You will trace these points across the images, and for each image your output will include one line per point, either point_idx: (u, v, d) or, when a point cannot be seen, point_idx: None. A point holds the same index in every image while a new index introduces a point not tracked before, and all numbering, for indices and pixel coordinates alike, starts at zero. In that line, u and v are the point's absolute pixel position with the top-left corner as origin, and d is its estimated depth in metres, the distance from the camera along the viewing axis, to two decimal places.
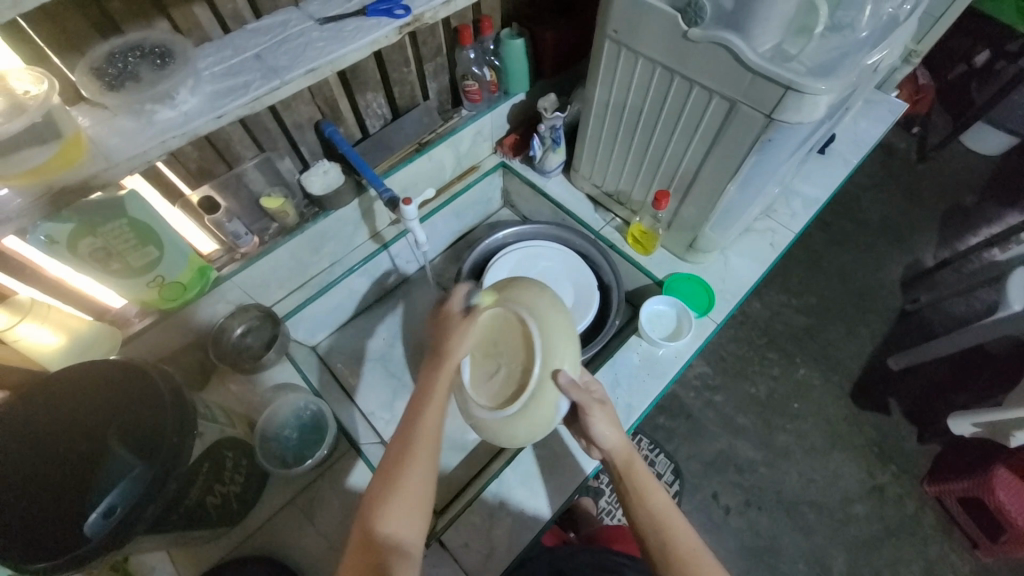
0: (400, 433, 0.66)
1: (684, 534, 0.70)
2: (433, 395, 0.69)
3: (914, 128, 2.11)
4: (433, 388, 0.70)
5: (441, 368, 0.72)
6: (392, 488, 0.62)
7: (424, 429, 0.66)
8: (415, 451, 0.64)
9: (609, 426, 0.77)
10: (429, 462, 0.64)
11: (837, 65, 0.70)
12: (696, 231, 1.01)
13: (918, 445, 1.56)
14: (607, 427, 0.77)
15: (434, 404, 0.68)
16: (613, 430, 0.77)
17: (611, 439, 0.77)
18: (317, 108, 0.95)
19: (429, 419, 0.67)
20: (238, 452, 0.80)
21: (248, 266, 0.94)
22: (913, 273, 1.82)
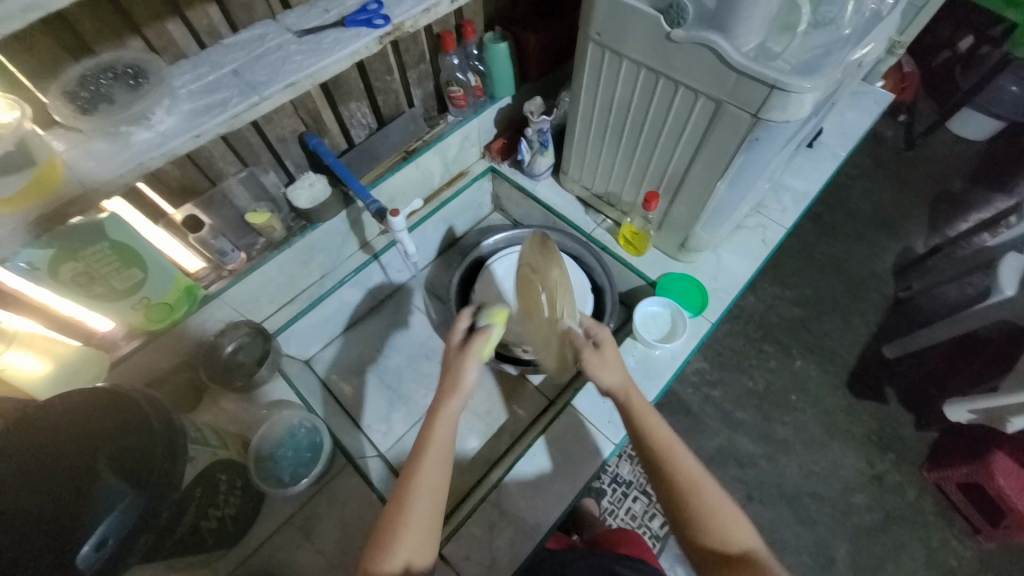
0: (406, 476, 0.66)
1: (689, 464, 0.71)
2: (433, 442, 0.68)
3: (901, 116, 2.12)
4: (435, 434, 0.68)
5: (438, 410, 0.70)
6: (397, 522, 0.62)
7: (425, 470, 0.65)
8: (419, 494, 0.64)
9: (611, 361, 0.80)
10: (433, 499, 0.64)
11: (821, 63, 0.70)
12: (687, 230, 1.01)
13: (916, 432, 1.57)
14: (607, 363, 0.79)
15: (437, 452, 0.67)
16: (612, 370, 0.78)
17: (612, 374, 0.78)
18: (300, 120, 0.94)
19: (434, 465, 0.66)
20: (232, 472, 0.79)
21: (237, 282, 0.93)
22: (905, 260, 1.84)
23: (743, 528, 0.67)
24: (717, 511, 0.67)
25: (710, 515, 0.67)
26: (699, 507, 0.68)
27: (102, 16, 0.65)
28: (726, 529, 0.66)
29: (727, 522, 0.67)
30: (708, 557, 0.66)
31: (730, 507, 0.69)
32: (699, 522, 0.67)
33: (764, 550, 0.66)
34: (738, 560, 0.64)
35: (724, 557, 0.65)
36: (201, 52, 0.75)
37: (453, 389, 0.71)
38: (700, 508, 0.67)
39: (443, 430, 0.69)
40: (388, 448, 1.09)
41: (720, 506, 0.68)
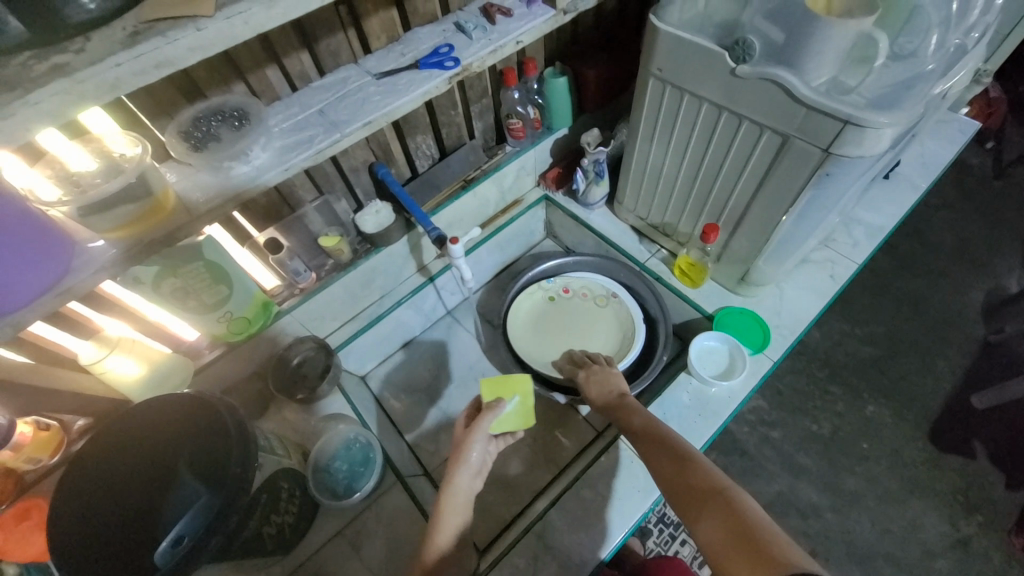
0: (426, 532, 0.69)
1: (660, 427, 0.74)
2: (445, 502, 0.71)
3: (989, 143, 1.97)
4: (448, 495, 0.72)
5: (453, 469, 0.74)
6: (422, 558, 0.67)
7: (448, 521, 0.70)
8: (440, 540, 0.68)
9: (593, 382, 0.91)
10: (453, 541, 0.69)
11: (901, 97, 0.67)
12: (748, 264, 0.97)
13: (1009, 493, 1.40)
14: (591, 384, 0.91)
15: (452, 509, 0.71)
16: (595, 389, 0.90)
17: (595, 391, 0.90)
18: (371, 152, 1.01)
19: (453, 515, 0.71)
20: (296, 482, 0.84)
21: (307, 299, 0.99)
22: (995, 300, 1.67)
23: (713, 468, 0.64)
24: (684, 458, 0.67)
25: (679, 462, 0.67)
26: (668, 458, 0.68)
27: (213, 66, 0.74)
28: (693, 470, 0.65)
29: (697, 464, 0.65)
30: (683, 498, 0.63)
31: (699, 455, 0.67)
32: (669, 474, 0.67)
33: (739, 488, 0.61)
34: (705, 496, 0.61)
35: (694, 496, 0.62)
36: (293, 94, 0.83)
37: (460, 458, 0.75)
38: (670, 458, 0.68)
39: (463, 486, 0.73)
40: (434, 468, 1.09)
41: (688, 454, 0.68)
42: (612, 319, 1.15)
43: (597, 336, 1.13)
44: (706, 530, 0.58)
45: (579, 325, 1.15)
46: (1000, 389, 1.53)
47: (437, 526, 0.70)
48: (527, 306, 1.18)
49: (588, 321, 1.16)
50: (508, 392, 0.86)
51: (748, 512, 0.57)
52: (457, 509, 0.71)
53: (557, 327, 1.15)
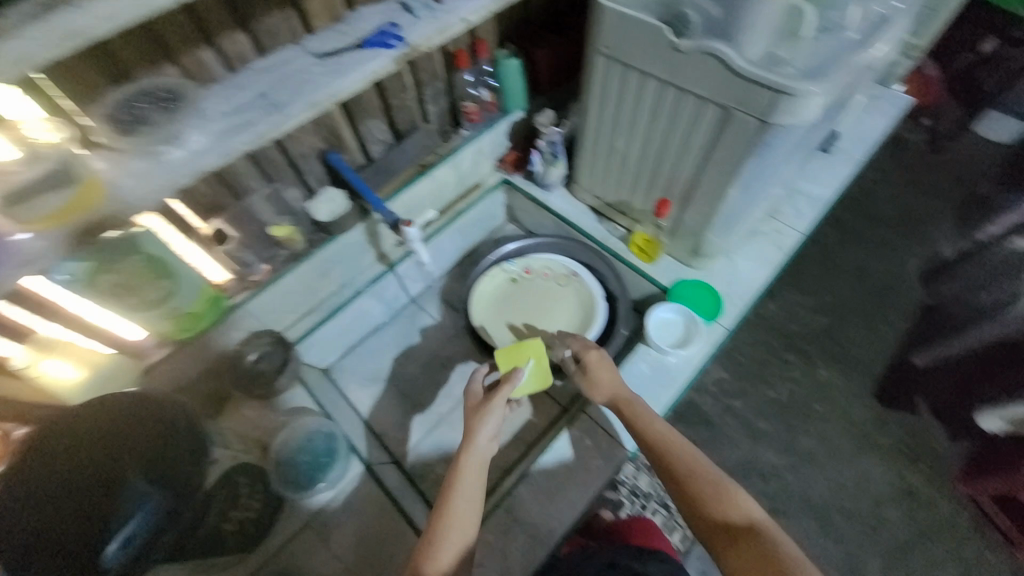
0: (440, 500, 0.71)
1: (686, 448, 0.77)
2: (462, 472, 0.73)
3: (926, 119, 2.07)
4: (464, 463, 0.74)
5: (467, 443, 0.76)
6: (440, 525, 0.69)
7: (464, 489, 0.72)
8: (452, 525, 0.69)
9: (602, 371, 0.91)
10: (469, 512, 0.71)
11: (828, 67, 0.70)
12: (699, 237, 1.01)
13: (949, 443, 1.52)
14: (600, 372, 0.90)
15: (469, 474, 0.73)
16: (602, 379, 0.90)
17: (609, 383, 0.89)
18: (320, 137, 0.98)
19: (462, 495, 0.71)
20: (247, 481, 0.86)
21: (260, 292, 0.97)
22: (933, 266, 1.79)
23: (743, 499, 0.70)
24: (714, 485, 0.72)
25: (711, 489, 0.72)
26: (697, 483, 0.73)
27: (142, 46, 0.72)
28: (723, 500, 0.70)
29: (728, 494, 0.71)
30: (713, 529, 0.69)
31: (727, 481, 0.73)
32: (700, 498, 0.71)
33: (768, 520, 0.68)
34: (738, 531, 0.67)
35: (725, 530, 0.68)
36: (235, 75, 0.79)
37: (475, 425, 0.78)
38: (700, 483, 0.73)
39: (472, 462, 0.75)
40: (404, 455, 1.08)
41: (719, 481, 0.73)
42: (574, 298, 1.16)
43: (557, 313, 1.16)
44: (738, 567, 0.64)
45: (539, 303, 1.17)
46: (945, 345, 1.63)
47: (452, 492, 0.72)
48: (489, 289, 1.19)
49: (550, 300, 1.17)
50: (522, 358, 0.96)
51: (781, 546, 0.63)
52: (474, 479, 0.73)
53: (518, 307, 1.17)
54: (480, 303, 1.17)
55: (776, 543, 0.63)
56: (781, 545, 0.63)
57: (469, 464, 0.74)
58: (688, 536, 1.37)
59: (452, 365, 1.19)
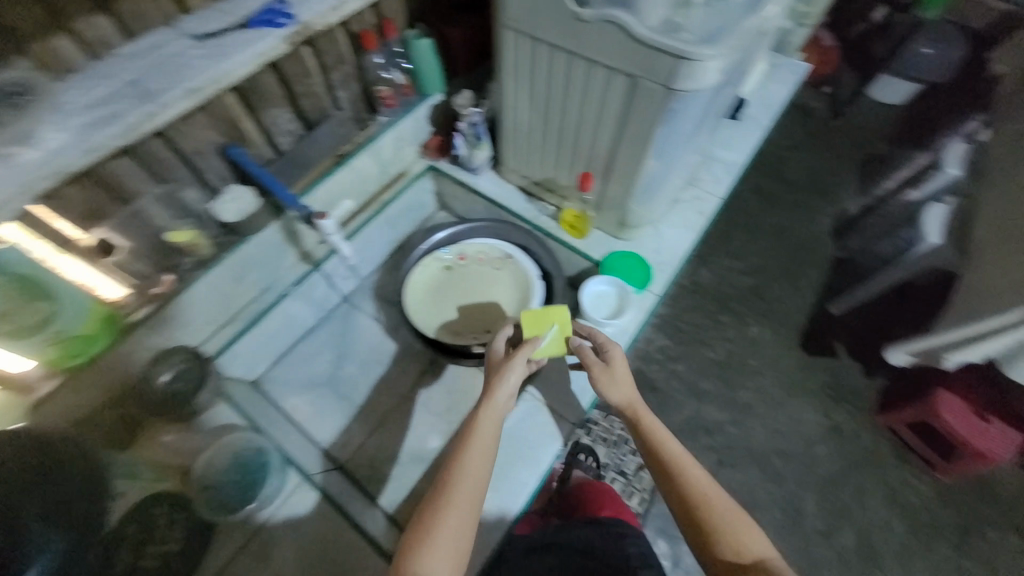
0: (455, 454, 0.72)
1: (702, 477, 0.77)
2: (479, 422, 0.76)
3: (825, 87, 2.24)
4: (483, 418, 0.77)
5: (484, 402, 0.79)
6: (452, 481, 0.69)
7: (479, 445, 0.73)
8: (450, 512, 0.65)
9: (619, 369, 0.88)
10: (481, 468, 0.70)
11: (722, 32, 0.73)
12: (624, 208, 1.03)
13: (866, 380, 1.67)
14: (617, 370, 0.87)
15: (485, 428, 0.75)
16: (620, 380, 0.87)
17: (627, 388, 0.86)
18: (218, 130, 0.89)
19: (477, 448, 0.72)
20: (167, 511, 0.84)
21: (165, 307, 0.88)
22: (842, 222, 1.94)
23: (757, 537, 0.70)
24: (728, 518, 0.72)
25: (724, 522, 0.71)
26: (710, 514, 0.72)
27: None
28: (736, 535, 0.70)
29: (742, 530, 0.71)
30: (722, 564, 0.69)
31: (742, 516, 0.73)
32: (712, 529, 0.71)
33: (780, 562, 0.68)
34: (748, 569, 0.67)
35: (736, 566, 0.68)
36: (126, 44, 0.70)
37: (498, 380, 0.81)
38: (713, 516, 0.72)
39: (478, 441, 0.73)
40: (347, 459, 1.03)
41: (733, 515, 0.72)
42: (510, 280, 1.15)
43: (496, 298, 1.14)
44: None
45: (477, 290, 1.15)
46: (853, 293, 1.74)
47: (468, 444, 0.73)
48: (424, 278, 1.15)
49: (486, 284, 1.16)
50: (547, 321, 0.92)
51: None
52: (490, 437, 0.74)
53: (455, 296, 1.14)
54: (413, 295, 1.13)
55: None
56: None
57: (484, 422, 0.76)
58: (645, 498, 1.42)
59: (393, 361, 1.15)
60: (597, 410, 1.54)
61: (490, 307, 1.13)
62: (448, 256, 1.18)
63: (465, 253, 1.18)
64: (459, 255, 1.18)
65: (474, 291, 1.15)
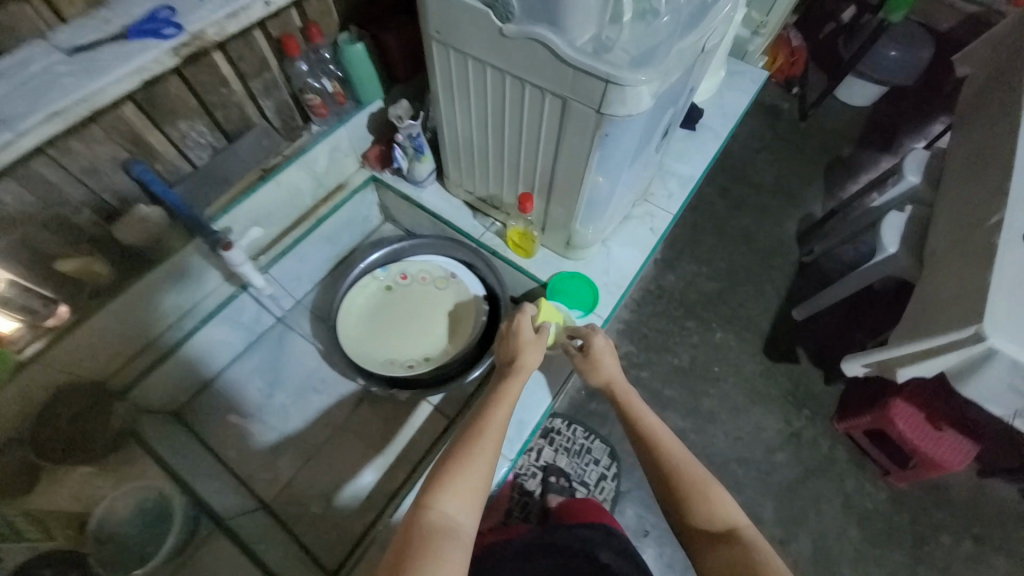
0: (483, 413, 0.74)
1: (676, 447, 0.75)
2: (507, 390, 0.78)
3: (795, 88, 2.16)
4: (508, 386, 0.78)
5: (512, 373, 0.81)
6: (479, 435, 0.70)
7: (502, 410, 0.74)
8: (471, 462, 0.67)
9: (606, 359, 0.88)
10: (503, 427, 0.72)
11: (652, 57, 0.68)
12: (568, 229, 0.99)
13: (826, 386, 1.66)
14: (603, 358, 0.87)
15: (509, 398, 0.77)
16: (613, 363, 0.87)
17: (611, 370, 0.87)
18: (119, 146, 0.80)
19: (501, 412, 0.74)
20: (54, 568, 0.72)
21: (56, 341, 0.80)
22: (806, 226, 1.91)
23: (730, 506, 0.69)
24: (700, 485, 0.70)
25: (695, 491, 0.70)
26: (683, 482, 0.71)
27: None
28: (705, 502, 0.69)
29: (712, 497, 0.69)
30: (697, 532, 0.68)
31: (715, 483, 0.71)
32: (684, 497, 0.70)
33: (752, 528, 0.66)
34: (720, 538, 0.66)
35: (709, 534, 0.67)
36: None
37: (522, 349, 0.84)
38: (685, 483, 0.71)
39: (503, 403, 0.76)
40: (274, 498, 0.98)
41: (704, 483, 0.71)
42: (453, 301, 1.11)
43: (438, 321, 1.09)
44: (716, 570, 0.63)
45: (420, 313, 1.09)
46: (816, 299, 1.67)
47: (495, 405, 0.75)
48: (361, 301, 1.09)
49: (427, 307, 1.10)
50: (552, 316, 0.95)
51: (762, 556, 0.61)
52: (509, 402, 0.76)
53: (398, 318, 1.09)
54: (349, 318, 1.07)
55: (757, 551, 0.62)
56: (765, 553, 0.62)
57: (510, 391, 0.78)
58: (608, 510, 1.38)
59: (326, 387, 1.09)
60: (559, 419, 1.49)
61: (432, 333, 1.08)
62: (390, 273, 1.12)
63: (406, 270, 1.12)
64: (404, 271, 1.12)
65: (416, 313, 1.10)
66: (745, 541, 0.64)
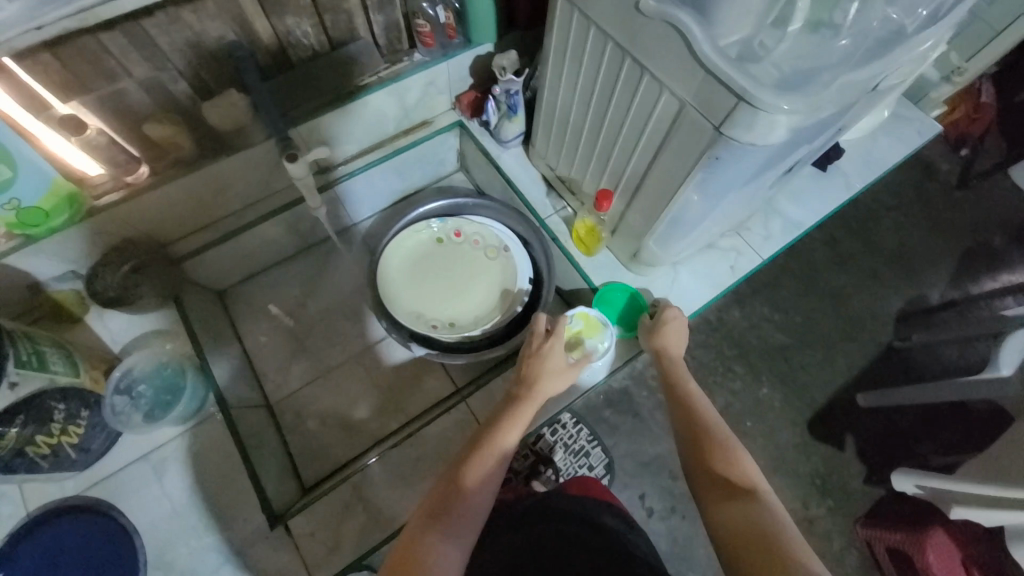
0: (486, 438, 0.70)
1: (710, 411, 0.76)
2: (517, 417, 0.73)
3: (964, 150, 1.66)
4: (519, 413, 0.73)
5: (528, 399, 0.75)
6: (477, 464, 0.67)
7: (507, 441, 0.70)
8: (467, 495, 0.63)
9: (673, 332, 0.86)
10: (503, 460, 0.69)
11: (808, 81, 0.56)
12: (640, 241, 0.89)
13: (863, 486, 1.36)
14: (671, 328, 0.86)
15: (518, 425, 0.72)
16: (680, 339, 0.86)
17: (671, 342, 0.85)
18: (227, 26, 0.80)
19: (506, 442, 0.70)
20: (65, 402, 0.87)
21: (133, 198, 0.84)
22: (914, 308, 1.50)
23: (753, 469, 0.67)
24: (724, 446, 0.70)
25: (720, 447, 0.70)
26: (709, 440, 0.71)
27: None
28: (727, 460, 0.68)
29: (738, 460, 0.68)
30: (714, 482, 0.67)
31: (741, 448, 0.70)
32: (706, 448, 0.70)
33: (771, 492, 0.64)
34: (737, 491, 0.64)
35: (725, 486, 0.66)
36: None
37: (546, 369, 0.77)
38: (709, 438, 0.71)
39: (510, 432, 0.71)
40: (277, 402, 1.03)
41: (729, 445, 0.70)
42: (497, 274, 1.06)
43: (477, 291, 1.05)
44: (724, 519, 0.62)
45: (458, 278, 1.06)
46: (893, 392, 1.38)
47: (501, 431, 0.71)
48: (409, 246, 1.08)
49: (470, 272, 1.07)
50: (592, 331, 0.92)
51: (776, 520, 0.59)
52: (516, 433, 0.72)
53: (440, 275, 1.06)
54: (392, 258, 1.06)
55: (773, 515, 0.60)
56: (779, 518, 0.60)
57: (521, 419, 0.73)
58: None
59: (353, 317, 1.11)
60: (569, 414, 1.30)
61: (467, 300, 1.05)
62: (445, 224, 1.09)
63: (462, 228, 1.08)
64: (462, 228, 1.08)
65: (456, 275, 1.06)
66: (762, 501, 0.62)
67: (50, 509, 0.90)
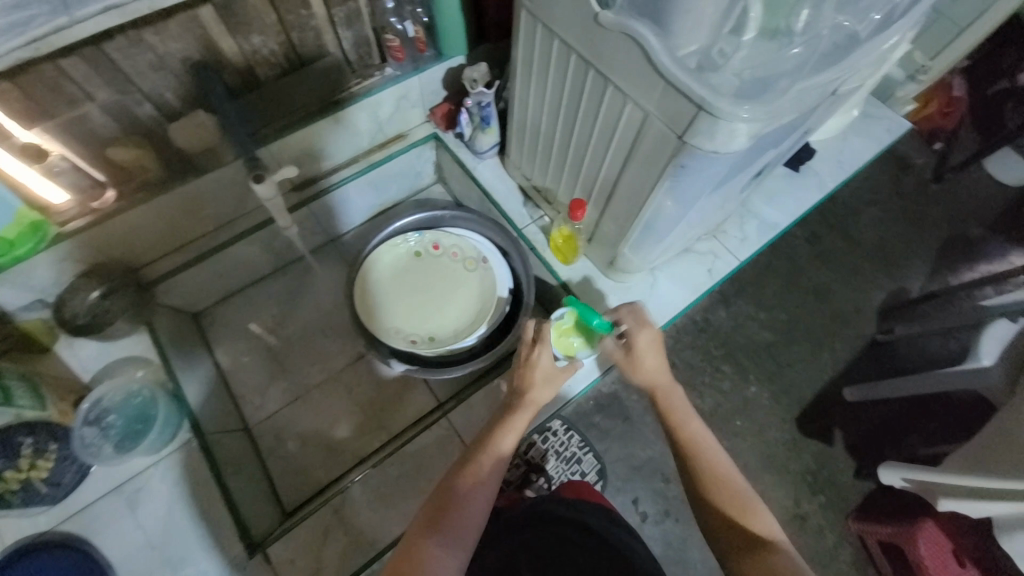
0: (482, 446, 0.70)
1: (716, 455, 0.70)
2: (512, 422, 0.73)
3: (937, 143, 1.67)
4: (513, 419, 0.73)
5: (521, 406, 0.74)
6: (473, 473, 0.66)
7: (502, 446, 0.70)
8: (465, 506, 0.63)
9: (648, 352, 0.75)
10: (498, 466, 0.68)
11: (767, 89, 0.56)
12: (616, 249, 0.89)
13: (855, 480, 1.36)
14: (644, 357, 0.75)
15: (513, 431, 0.72)
16: (656, 355, 0.76)
17: (653, 366, 0.75)
18: (191, 47, 0.78)
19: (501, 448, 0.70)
20: (33, 437, 0.91)
21: (100, 223, 0.83)
22: (896, 302, 1.52)
23: (766, 515, 0.65)
24: (736, 496, 0.66)
25: (732, 499, 0.66)
26: (720, 491, 0.66)
27: None
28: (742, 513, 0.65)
29: (751, 508, 0.65)
30: (731, 536, 0.64)
31: (752, 493, 0.67)
32: (718, 500, 0.66)
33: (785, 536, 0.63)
34: (758, 545, 0.62)
35: (744, 541, 0.63)
36: None
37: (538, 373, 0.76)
38: (720, 490, 0.66)
39: (504, 438, 0.71)
40: (258, 424, 1.02)
41: (740, 493, 0.66)
42: (476, 286, 1.06)
43: (456, 304, 1.05)
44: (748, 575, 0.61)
45: (437, 291, 1.05)
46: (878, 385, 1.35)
47: (495, 437, 0.71)
48: (388, 260, 1.07)
49: (449, 284, 1.06)
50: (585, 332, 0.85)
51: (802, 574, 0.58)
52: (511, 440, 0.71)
53: (418, 289, 1.06)
54: (371, 273, 1.05)
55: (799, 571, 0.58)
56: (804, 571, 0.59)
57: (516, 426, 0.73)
58: None
59: (334, 333, 1.10)
60: (559, 421, 1.29)
61: (447, 313, 1.04)
62: (422, 237, 1.08)
63: (438, 241, 1.08)
64: (438, 241, 1.08)
65: (435, 288, 1.06)
66: (784, 555, 0.60)
67: (17, 550, 0.86)
